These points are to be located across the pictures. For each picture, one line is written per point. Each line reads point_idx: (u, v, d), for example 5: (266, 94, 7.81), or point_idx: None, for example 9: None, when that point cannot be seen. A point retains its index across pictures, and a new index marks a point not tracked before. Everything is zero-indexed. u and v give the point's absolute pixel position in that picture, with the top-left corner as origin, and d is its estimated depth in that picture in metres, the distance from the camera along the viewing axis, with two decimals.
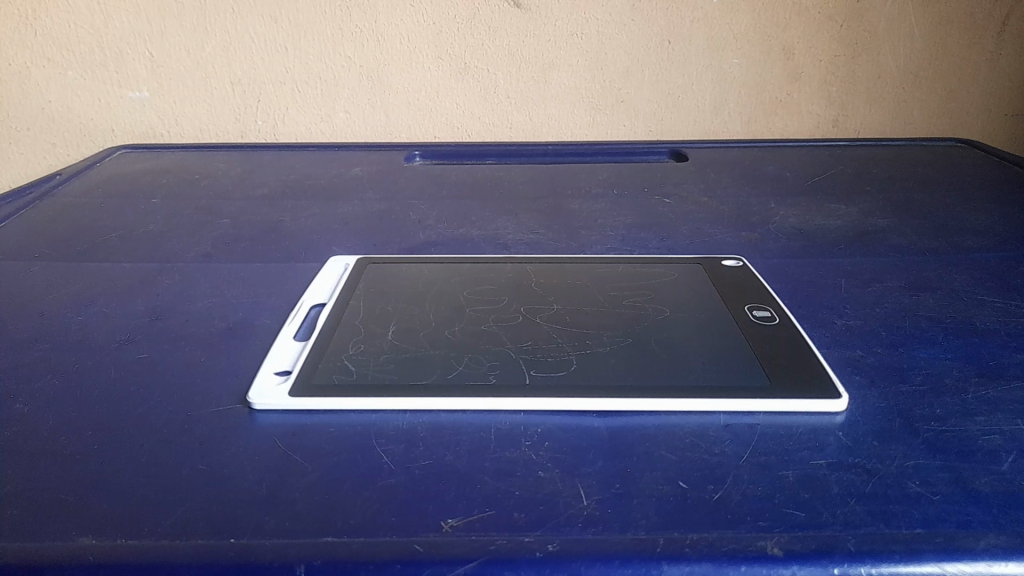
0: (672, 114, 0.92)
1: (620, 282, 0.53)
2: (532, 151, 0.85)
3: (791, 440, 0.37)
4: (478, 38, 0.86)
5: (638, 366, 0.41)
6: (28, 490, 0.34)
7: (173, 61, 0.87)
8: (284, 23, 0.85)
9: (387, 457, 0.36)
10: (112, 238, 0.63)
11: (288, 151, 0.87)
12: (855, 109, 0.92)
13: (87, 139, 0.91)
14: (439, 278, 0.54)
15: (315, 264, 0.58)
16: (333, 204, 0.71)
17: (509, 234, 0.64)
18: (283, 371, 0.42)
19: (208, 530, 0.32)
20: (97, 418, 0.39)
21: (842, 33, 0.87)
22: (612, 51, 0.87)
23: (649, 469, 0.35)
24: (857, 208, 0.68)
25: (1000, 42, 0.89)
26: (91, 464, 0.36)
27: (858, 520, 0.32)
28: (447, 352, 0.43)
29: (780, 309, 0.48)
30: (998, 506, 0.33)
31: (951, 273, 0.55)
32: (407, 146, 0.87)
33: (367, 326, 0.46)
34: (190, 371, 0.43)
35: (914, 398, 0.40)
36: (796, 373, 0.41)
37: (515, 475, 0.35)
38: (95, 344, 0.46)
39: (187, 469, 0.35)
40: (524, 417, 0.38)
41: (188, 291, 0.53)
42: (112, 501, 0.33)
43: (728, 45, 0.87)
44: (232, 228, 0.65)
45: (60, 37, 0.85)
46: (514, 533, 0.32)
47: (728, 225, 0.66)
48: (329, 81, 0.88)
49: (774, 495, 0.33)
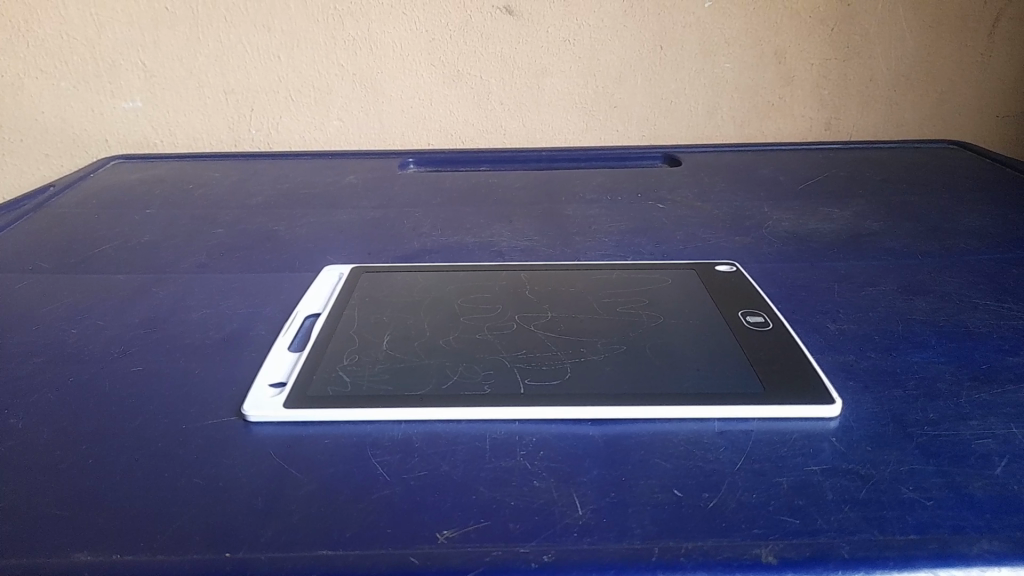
0: (665, 119, 0.92)
1: (615, 288, 0.53)
2: (526, 157, 0.86)
3: (785, 446, 0.37)
4: (471, 45, 0.86)
5: (632, 374, 0.42)
6: (23, 504, 0.34)
7: (166, 71, 0.87)
8: (277, 31, 0.85)
9: (383, 468, 0.36)
10: (107, 248, 0.63)
11: (282, 159, 0.87)
12: (847, 112, 0.93)
13: (81, 149, 0.91)
14: (435, 287, 0.54)
15: (310, 273, 0.58)
16: (328, 212, 0.71)
17: (503, 240, 0.64)
18: (279, 382, 0.42)
19: (204, 544, 0.32)
20: (92, 431, 0.39)
21: (834, 36, 0.88)
22: (605, 57, 0.88)
23: (644, 477, 0.35)
24: (850, 212, 0.69)
25: (991, 43, 0.90)
26: (87, 477, 0.36)
27: (853, 526, 0.32)
28: (442, 361, 0.43)
29: (774, 314, 0.48)
30: (992, 510, 0.33)
31: (944, 277, 0.55)
32: (400, 153, 0.87)
33: (363, 336, 0.46)
34: (185, 383, 0.43)
35: (907, 403, 0.40)
36: (791, 379, 0.41)
37: (510, 485, 0.35)
38: (89, 356, 0.46)
39: (183, 481, 0.35)
40: (519, 426, 0.38)
41: (183, 301, 0.53)
42: (107, 514, 0.33)
43: (720, 49, 0.88)
44: (227, 237, 0.65)
45: (53, 47, 0.85)
46: (510, 543, 0.32)
47: (722, 229, 0.66)
48: (322, 89, 0.88)
49: (769, 502, 0.34)
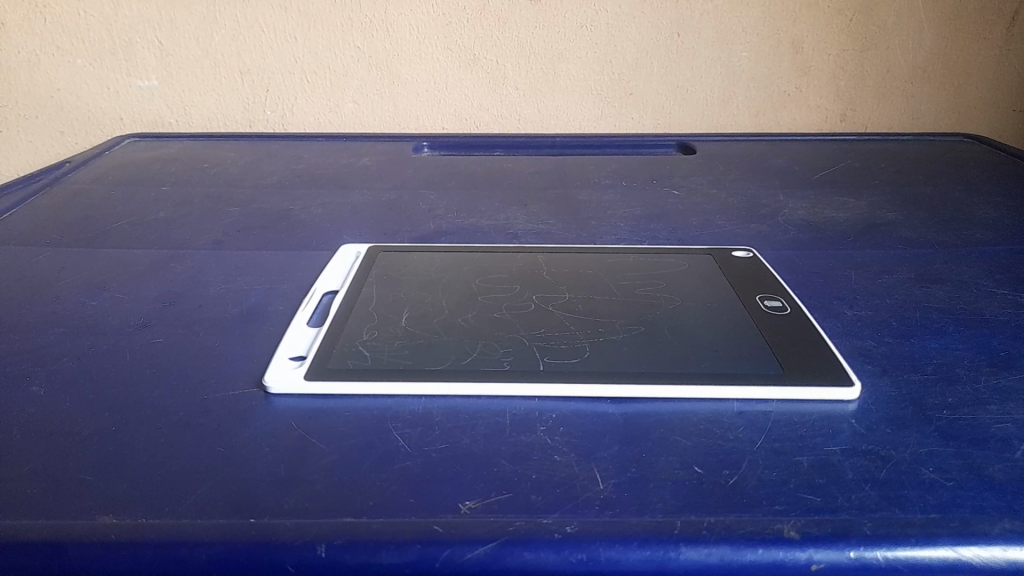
0: (680, 108, 0.92)
1: (631, 271, 0.53)
2: (541, 143, 0.85)
3: (805, 427, 0.37)
4: (487, 28, 0.86)
5: (652, 354, 0.42)
6: (47, 470, 0.34)
7: (182, 51, 0.87)
8: (294, 12, 0.85)
9: (404, 440, 0.36)
10: (123, 224, 0.63)
11: (297, 141, 0.87)
12: (863, 104, 0.92)
13: (96, 127, 0.91)
14: (452, 267, 0.54)
15: (325, 252, 0.58)
16: (342, 193, 0.71)
17: (519, 224, 0.64)
18: (298, 356, 0.43)
19: (228, 510, 0.32)
20: (113, 400, 0.39)
21: (851, 26, 0.87)
22: (622, 44, 0.87)
23: (664, 454, 0.35)
24: (866, 202, 0.68)
25: (1009, 36, 0.89)
26: (111, 444, 0.36)
27: (874, 505, 0.32)
28: (460, 339, 0.43)
29: (792, 299, 0.48)
30: (1012, 493, 0.33)
31: (961, 266, 0.55)
32: (414, 136, 0.87)
33: (381, 313, 0.47)
34: (204, 356, 0.43)
35: (925, 387, 0.40)
36: (809, 362, 0.41)
37: (531, 459, 0.35)
38: (109, 329, 0.46)
39: (204, 450, 0.35)
40: (538, 403, 0.38)
41: (201, 277, 0.53)
42: (132, 480, 0.34)
43: (736, 38, 0.87)
44: (242, 216, 0.65)
45: (70, 25, 0.85)
46: (532, 515, 0.32)
47: (737, 216, 0.66)
48: (338, 71, 0.88)
49: (789, 480, 0.34)
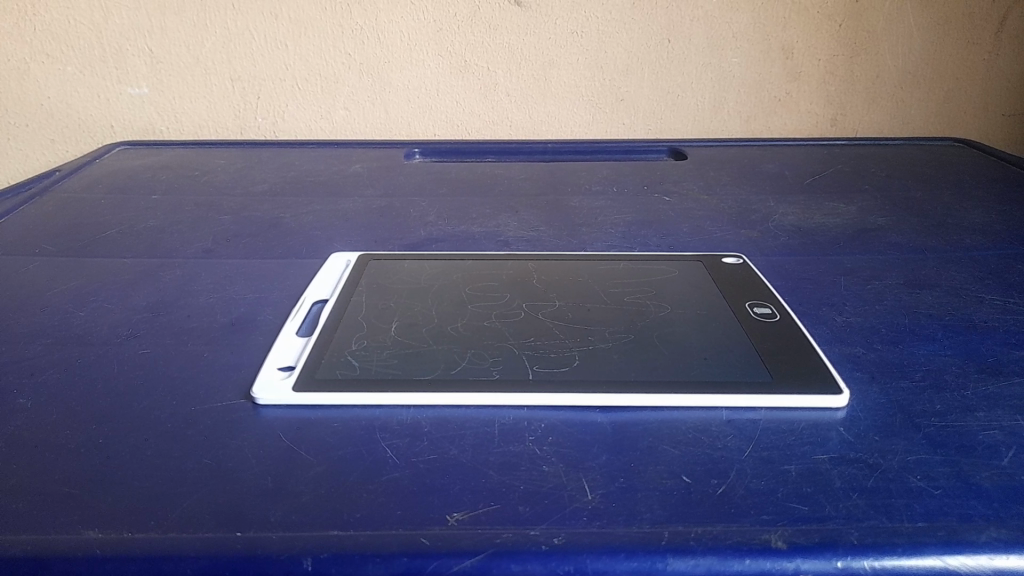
0: (671, 113, 0.92)
1: (621, 278, 0.53)
2: (532, 150, 0.85)
3: (793, 435, 0.37)
4: (478, 35, 0.86)
5: (641, 362, 0.42)
6: (32, 483, 0.34)
7: (173, 58, 0.87)
8: (284, 20, 0.85)
9: (392, 451, 0.36)
10: (113, 233, 0.63)
11: (288, 148, 0.87)
12: (853, 109, 0.93)
13: (86, 136, 0.91)
14: (441, 276, 0.54)
15: (315, 260, 0.58)
16: (334, 201, 0.71)
17: (510, 231, 0.64)
18: (287, 366, 0.43)
19: (214, 523, 0.32)
20: (100, 412, 0.39)
21: (840, 32, 0.88)
22: (612, 50, 0.88)
23: (653, 463, 0.35)
24: (857, 207, 0.69)
25: (997, 41, 0.90)
26: (98, 456, 0.36)
27: (862, 514, 0.32)
28: (449, 347, 0.43)
29: (781, 306, 0.48)
30: (998, 500, 0.33)
31: (950, 272, 0.55)
32: (405, 142, 0.87)
33: (370, 322, 0.46)
34: (193, 367, 0.43)
35: (914, 394, 0.40)
36: (798, 369, 0.41)
37: (520, 469, 0.35)
38: (97, 339, 0.46)
39: (191, 462, 0.35)
40: (527, 412, 0.38)
41: (191, 286, 0.53)
42: (118, 493, 0.34)
43: (727, 43, 0.88)
44: (233, 224, 0.65)
45: (60, 32, 0.85)
46: (520, 526, 0.32)
47: (728, 222, 0.66)
48: (329, 78, 0.88)
49: (778, 488, 0.34)
